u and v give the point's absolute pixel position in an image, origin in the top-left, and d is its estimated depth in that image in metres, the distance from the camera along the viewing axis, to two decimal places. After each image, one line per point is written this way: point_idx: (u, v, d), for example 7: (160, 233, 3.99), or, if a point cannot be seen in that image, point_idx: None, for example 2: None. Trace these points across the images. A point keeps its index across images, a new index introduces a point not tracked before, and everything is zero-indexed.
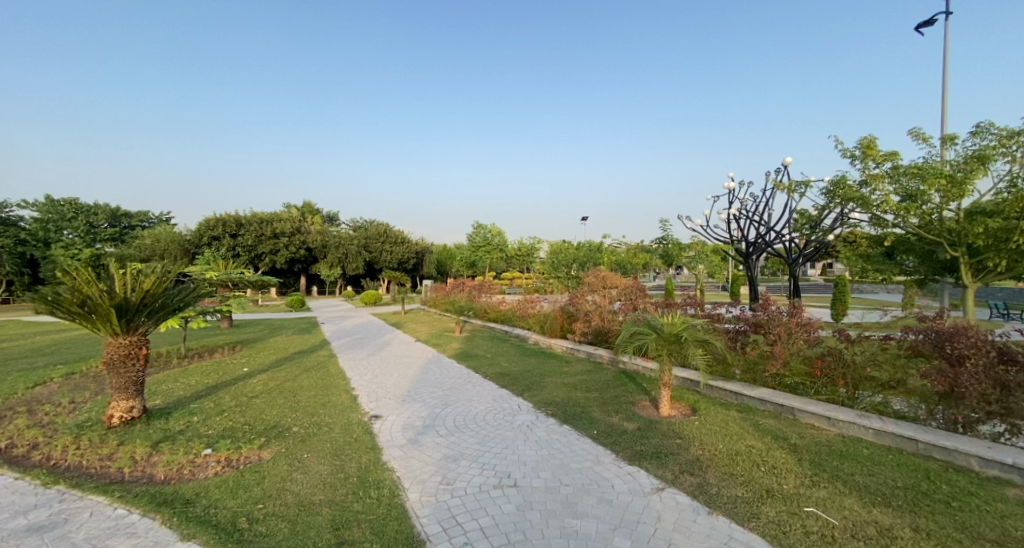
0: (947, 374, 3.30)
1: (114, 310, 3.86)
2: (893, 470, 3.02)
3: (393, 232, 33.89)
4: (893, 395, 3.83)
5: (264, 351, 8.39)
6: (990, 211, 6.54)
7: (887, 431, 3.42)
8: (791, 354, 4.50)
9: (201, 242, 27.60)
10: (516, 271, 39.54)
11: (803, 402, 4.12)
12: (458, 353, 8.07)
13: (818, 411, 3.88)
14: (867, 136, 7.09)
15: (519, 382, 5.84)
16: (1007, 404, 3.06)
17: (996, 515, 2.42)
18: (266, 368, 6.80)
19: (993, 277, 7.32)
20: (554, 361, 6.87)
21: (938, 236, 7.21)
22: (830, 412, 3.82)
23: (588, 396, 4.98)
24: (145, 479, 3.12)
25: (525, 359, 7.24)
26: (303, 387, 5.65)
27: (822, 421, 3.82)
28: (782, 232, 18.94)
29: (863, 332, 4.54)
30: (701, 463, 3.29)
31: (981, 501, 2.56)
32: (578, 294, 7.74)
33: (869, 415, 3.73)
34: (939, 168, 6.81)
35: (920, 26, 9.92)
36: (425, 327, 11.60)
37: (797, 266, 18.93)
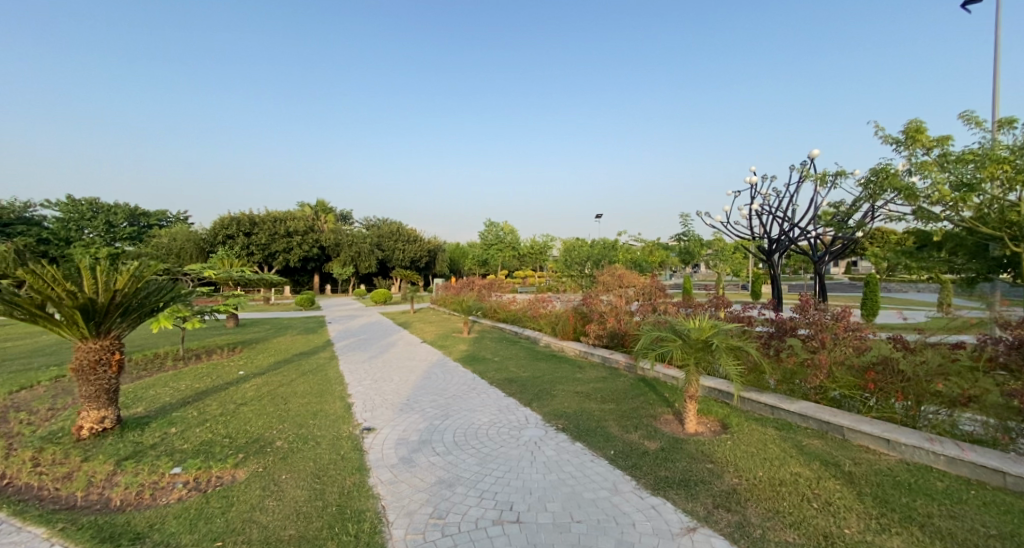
0: None
1: (80, 312, 3.53)
2: (983, 512, 2.44)
3: (405, 231, 33.80)
4: (965, 414, 3.20)
5: (265, 352, 8.08)
6: None
7: (966, 459, 2.83)
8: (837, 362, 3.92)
9: (216, 241, 27.80)
10: (529, 269, 39.09)
11: (854, 419, 3.55)
12: (465, 356, 7.63)
13: (874, 431, 3.32)
14: (915, 120, 6.41)
15: (528, 389, 5.37)
16: None
17: None
18: (262, 371, 6.47)
19: None
20: (566, 366, 6.39)
21: (995, 229, 6.28)
22: (888, 433, 3.26)
23: (603, 408, 4.48)
24: (99, 506, 2.75)
25: (536, 363, 6.77)
26: (296, 393, 5.28)
27: (879, 444, 3.26)
28: (807, 228, 18.07)
29: (926, 339, 3.92)
30: (739, 495, 2.77)
31: None
32: (592, 294, 7.23)
33: (937, 437, 3.16)
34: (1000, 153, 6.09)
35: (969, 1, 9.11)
36: (433, 327, 11.23)
37: (822, 265, 18.06)
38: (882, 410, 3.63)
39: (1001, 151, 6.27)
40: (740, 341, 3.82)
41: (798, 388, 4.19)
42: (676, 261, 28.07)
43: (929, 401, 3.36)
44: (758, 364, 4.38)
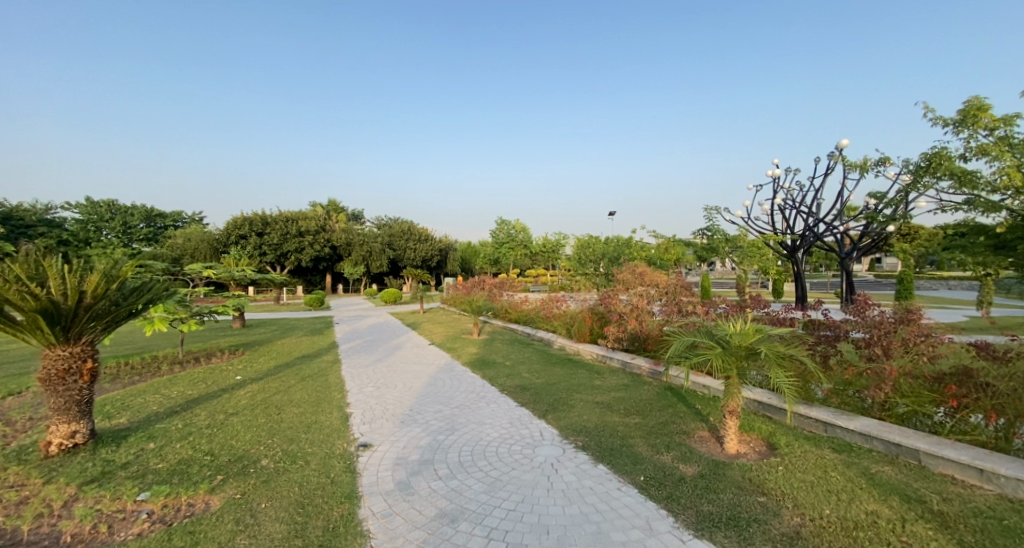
0: None
1: (41, 315, 3.15)
2: None
3: (416, 229, 33.67)
4: None
5: (266, 355, 7.74)
6: None
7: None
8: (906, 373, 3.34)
9: (229, 241, 27.86)
10: (541, 267, 38.56)
11: (931, 441, 3.01)
12: (474, 360, 7.17)
13: (960, 458, 2.77)
14: (976, 96, 5.83)
15: (542, 398, 4.89)
16: None
17: None
18: (260, 376, 6.10)
19: None
20: (583, 372, 5.90)
21: None
22: (979, 461, 2.70)
23: (628, 422, 3.98)
24: (45, 544, 2.37)
25: (550, 368, 6.29)
26: (292, 402, 4.89)
27: (968, 473, 2.71)
28: (834, 223, 17.21)
29: (1012, 346, 3.34)
30: (806, 542, 2.25)
31: None
32: (610, 293, 6.71)
33: None
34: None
35: None
36: (442, 328, 10.83)
37: (850, 262, 17.18)
38: (965, 432, 3.04)
39: None
40: (791, 348, 3.27)
41: (855, 401, 3.62)
42: (693, 258, 27.23)
43: None
44: (806, 373, 3.82)
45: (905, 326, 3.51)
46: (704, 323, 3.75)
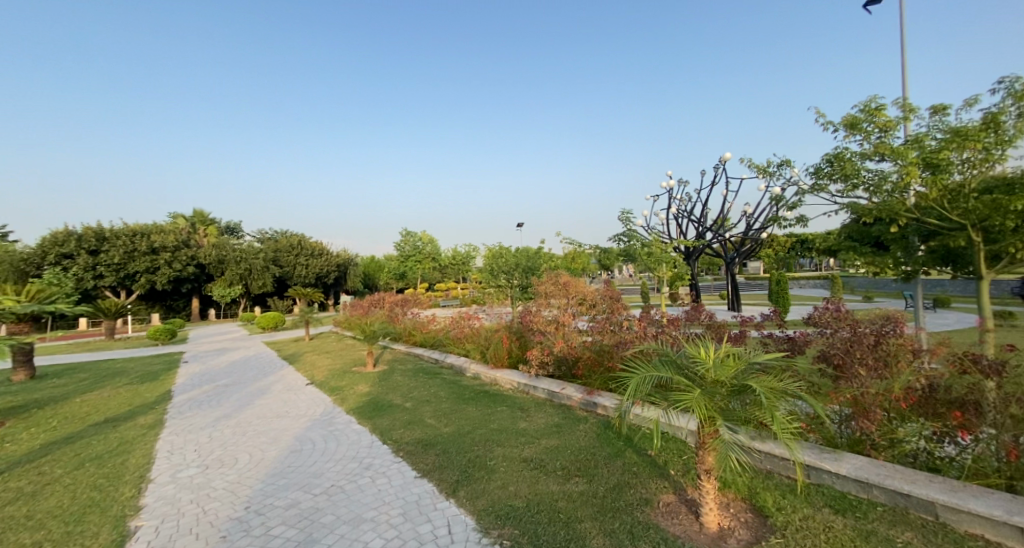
0: None
1: None
2: None
3: (308, 243, 30.04)
4: None
5: (41, 423, 5.25)
6: (977, 190, 4.77)
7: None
8: (907, 395, 2.45)
9: (45, 261, 21.68)
10: (450, 281, 37.02)
11: (948, 485, 2.10)
12: (364, 402, 5.61)
13: (990, 511, 1.86)
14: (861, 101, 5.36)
15: (453, 458, 3.61)
16: None
17: None
18: (3, 468, 3.86)
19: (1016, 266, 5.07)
20: (504, 410, 4.77)
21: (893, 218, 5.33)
22: (1016, 514, 1.80)
23: (570, 491, 2.87)
24: None
25: (463, 407, 5.04)
26: (31, 519, 2.93)
27: (999, 531, 1.82)
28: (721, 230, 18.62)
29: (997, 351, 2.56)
30: None
31: None
32: (532, 307, 5.71)
33: None
34: (964, 122, 4.66)
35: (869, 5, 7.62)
36: (329, 359, 8.92)
37: (734, 266, 18.71)
38: (1001, 470, 2.08)
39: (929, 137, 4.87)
40: (781, 379, 2.44)
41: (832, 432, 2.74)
42: (598, 267, 28.09)
43: None
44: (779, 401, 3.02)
45: (891, 338, 2.67)
46: (664, 348, 2.84)
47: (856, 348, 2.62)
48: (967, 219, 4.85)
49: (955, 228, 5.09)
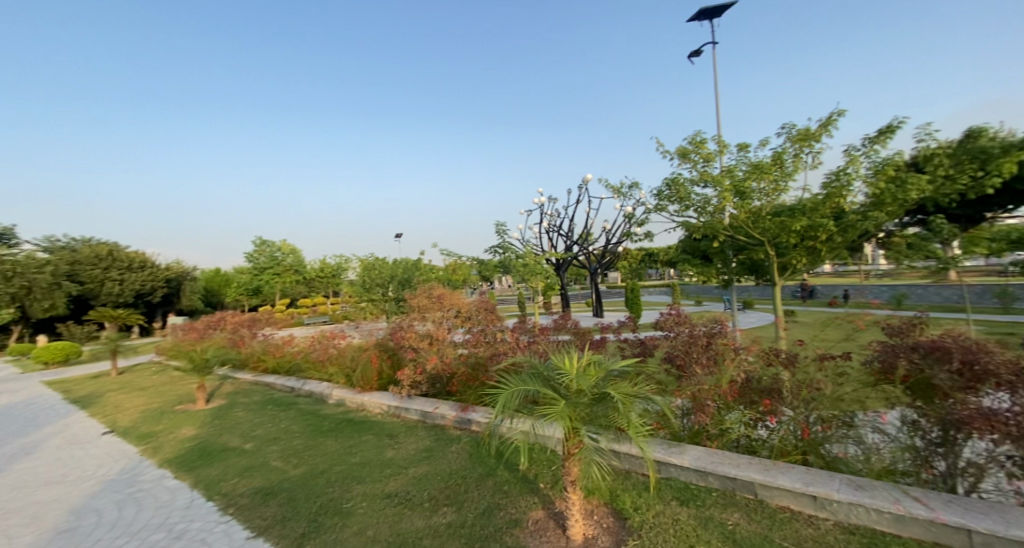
0: (995, 414, 1.75)
1: None
2: None
3: (124, 253, 24.26)
4: (854, 438, 2.35)
5: None
6: (774, 211, 5.90)
7: (951, 522, 1.68)
8: (734, 388, 2.73)
9: None
10: (318, 295, 33.60)
11: (763, 465, 2.40)
12: (187, 449, 4.53)
13: (794, 484, 2.14)
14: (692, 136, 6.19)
15: (301, 506, 3.05)
16: None
17: None
18: None
19: (796, 273, 6.45)
20: (370, 438, 4.30)
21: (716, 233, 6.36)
22: (811, 484, 2.10)
23: (436, 525, 2.61)
24: None
25: (320, 440, 4.40)
26: None
27: (799, 501, 2.11)
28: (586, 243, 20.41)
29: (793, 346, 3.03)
30: None
31: None
32: (403, 323, 5.32)
33: (866, 478, 2.07)
34: (760, 157, 5.74)
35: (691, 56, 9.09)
36: (145, 398, 7.13)
37: (597, 276, 20.64)
38: (798, 446, 2.48)
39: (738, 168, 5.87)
40: (636, 383, 2.58)
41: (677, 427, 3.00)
42: (477, 278, 28.43)
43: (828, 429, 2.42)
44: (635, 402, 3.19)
45: (718, 338, 2.95)
46: (533, 360, 2.81)
47: (693, 348, 2.84)
48: (765, 235, 6.02)
49: (757, 242, 6.26)
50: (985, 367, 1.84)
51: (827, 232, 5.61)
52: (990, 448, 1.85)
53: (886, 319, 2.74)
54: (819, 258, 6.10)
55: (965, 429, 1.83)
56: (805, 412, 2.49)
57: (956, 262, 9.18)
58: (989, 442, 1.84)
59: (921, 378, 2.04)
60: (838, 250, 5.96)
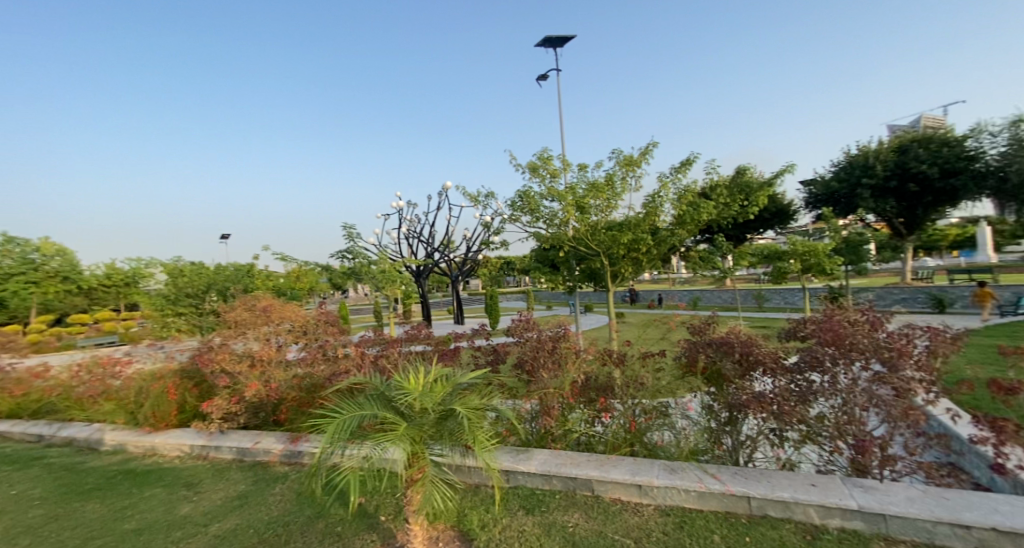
0: (765, 398, 2.15)
1: None
2: (780, 533, 1.80)
3: None
4: (670, 426, 2.67)
5: None
6: (606, 226, 6.64)
7: (737, 492, 1.99)
8: (578, 390, 2.78)
9: None
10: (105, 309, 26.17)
11: (599, 461, 2.53)
12: None
13: (624, 475, 2.29)
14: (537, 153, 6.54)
15: None
16: (808, 421, 2.15)
17: None
18: None
19: (625, 280, 7.38)
20: (158, 492, 3.33)
21: (561, 244, 6.88)
22: (637, 474, 2.28)
23: None
24: None
25: (74, 506, 3.23)
26: None
27: (628, 492, 2.26)
28: (446, 251, 20.31)
29: (626, 345, 3.28)
30: None
31: None
32: (217, 342, 4.29)
33: (678, 462, 2.34)
34: (597, 177, 6.40)
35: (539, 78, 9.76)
36: None
37: (457, 284, 20.70)
38: (626, 439, 2.69)
39: (577, 184, 6.43)
40: (486, 396, 2.44)
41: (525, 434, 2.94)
42: (327, 286, 25.87)
43: (652, 419, 2.69)
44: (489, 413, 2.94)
45: (562, 342, 2.95)
46: (374, 379, 2.48)
47: (539, 354, 2.81)
48: (600, 247, 6.74)
49: (594, 253, 6.95)
50: (758, 358, 2.26)
51: (647, 245, 6.55)
52: (759, 423, 2.27)
53: (690, 319, 3.19)
54: (642, 267, 7.08)
55: (745, 410, 2.19)
56: (632, 406, 2.73)
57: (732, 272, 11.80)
58: (758, 419, 2.25)
59: (716, 369, 2.41)
60: (655, 260, 7.03)
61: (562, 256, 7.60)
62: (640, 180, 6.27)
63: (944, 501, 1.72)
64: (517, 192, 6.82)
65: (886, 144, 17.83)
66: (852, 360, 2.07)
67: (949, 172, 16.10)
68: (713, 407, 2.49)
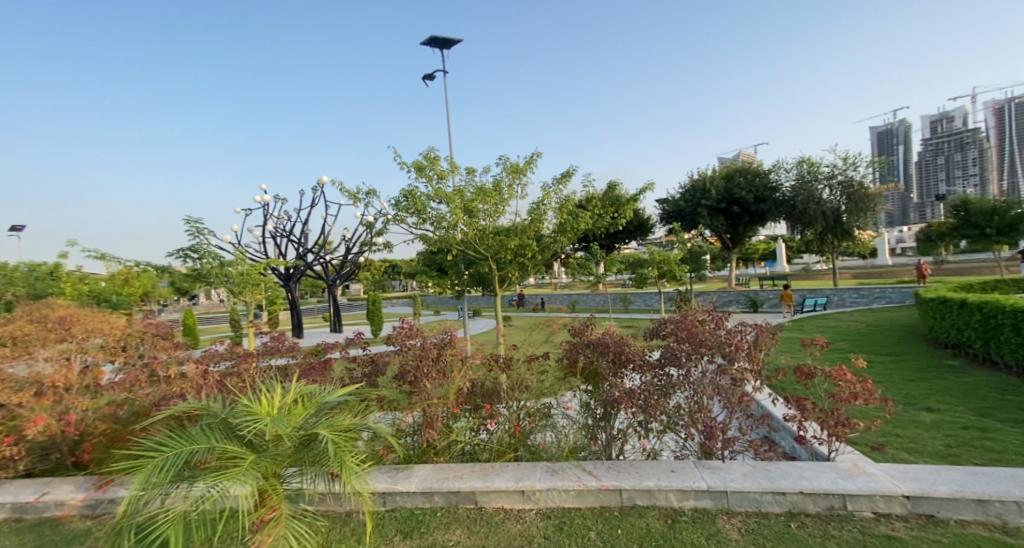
0: (636, 394, 2.32)
1: None
2: (646, 520, 1.94)
3: None
4: (551, 427, 2.72)
5: None
6: (494, 231, 6.69)
7: (611, 486, 2.09)
8: (464, 398, 2.65)
9: None
10: None
11: (482, 470, 2.42)
12: None
13: (508, 483, 2.23)
14: (423, 152, 6.30)
15: None
16: (668, 412, 2.38)
17: (782, 533, 1.76)
18: None
19: (512, 284, 7.53)
20: None
21: (449, 248, 6.73)
22: (520, 479, 2.25)
23: None
24: None
25: None
26: None
27: (512, 498, 2.20)
28: (321, 252, 18.52)
29: (510, 349, 3.29)
30: None
31: (766, 525, 1.82)
32: None
33: (558, 463, 2.38)
34: (484, 182, 6.41)
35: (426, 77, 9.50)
36: None
37: (334, 289, 19.01)
38: (510, 444, 2.64)
39: (466, 187, 6.37)
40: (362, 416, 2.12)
41: (405, 450, 2.65)
42: (167, 292, 21.57)
43: (535, 422, 2.71)
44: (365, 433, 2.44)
45: (449, 348, 2.77)
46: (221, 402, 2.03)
47: (423, 362, 2.55)
48: (488, 251, 6.76)
49: (482, 257, 6.94)
50: (629, 357, 2.44)
51: (532, 251, 6.76)
52: (629, 417, 2.43)
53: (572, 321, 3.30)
54: (528, 272, 7.30)
55: (617, 406, 2.34)
56: (516, 411, 2.70)
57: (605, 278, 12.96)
58: (627, 413, 2.43)
59: (592, 368, 2.53)
60: (539, 266, 7.31)
61: (451, 260, 7.45)
62: (525, 187, 6.47)
63: (768, 473, 2.04)
64: (403, 192, 6.47)
65: (718, 173, 21.60)
66: (701, 355, 2.35)
67: (760, 198, 20.12)
68: (589, 406, 2.61)
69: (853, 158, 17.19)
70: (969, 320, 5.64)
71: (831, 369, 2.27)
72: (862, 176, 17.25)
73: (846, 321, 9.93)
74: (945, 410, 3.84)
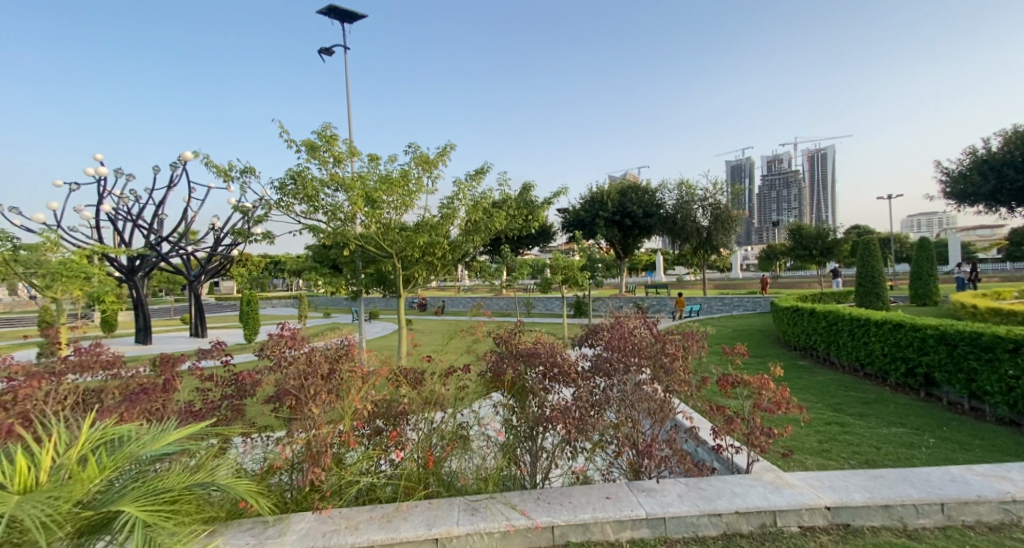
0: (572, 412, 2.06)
1: None
2: None
3: None
4: (468, 453, 2.33)
5: None
6: (400, 227, 6.08)
7: (543, 523, 1.79)
8: (364, 422, 2.14)
9: None
10: None
11: (383, 514, 1.91)
12: None
13: (417, 530, 1.78)
14: (317, 129, 5.44)
15: None
16: (601, 430, 2.15)
17: None
18: None
19: (417, 286, 6.97)
20: None
21: (346, 242, 5.94)
22: (434, 523, 1.81)
23: None
24: None
25: None
26: None
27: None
28: (180, 242, 15.44)
29: (420, 360, 2.83)
30: None
31: None
32: None
33: (480, 498, 2.00)
34: (390, 170, 5.77)
35: (322, 50, 8.43)
36: None
37: (198, 285, 16.01)
38: (420, 477, 2.17)
39: (368, 175, 5.67)
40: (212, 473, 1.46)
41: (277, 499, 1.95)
42: None
43: (454, 448, 2.29)
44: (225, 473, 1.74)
45: (345, 361, 2.22)
46: None
47: (310, 381, 1.99)
48: (393, 248, 6.14)
49: (386, 254, 6.29)
50: (563, 369, 2.19)
51: (442, 249, 6.31)
52: (559, 437, 2.17)
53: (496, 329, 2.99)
54: (435, 272, 6.81)
55: (550, 425, 2.06)
56: (428, 435, 2.25)
57: (511, 282, 12.94)
58: (556, 432, 2.16)
59: (521, 383, 2.23)
60: (448, 266, 6.87)
61: (347, 255, 6.63)
62: (435, 180, 6.02)
63: (702, 493, 1.93)
64: (289, 172, 5.51)
65: (612, 188, 23.32)
66: (636, 367, 2.20)
67: (647, 214, 22.15)
68: (515, 424, 2.29)
69: (721, 184, 19.80)
70: (815, 326, 6.65)
71: (753, 379, 2.28)
72: (728, 200, 19.97)
73: (718, 326, 11.27)
74: (810, 407, 4.36)
